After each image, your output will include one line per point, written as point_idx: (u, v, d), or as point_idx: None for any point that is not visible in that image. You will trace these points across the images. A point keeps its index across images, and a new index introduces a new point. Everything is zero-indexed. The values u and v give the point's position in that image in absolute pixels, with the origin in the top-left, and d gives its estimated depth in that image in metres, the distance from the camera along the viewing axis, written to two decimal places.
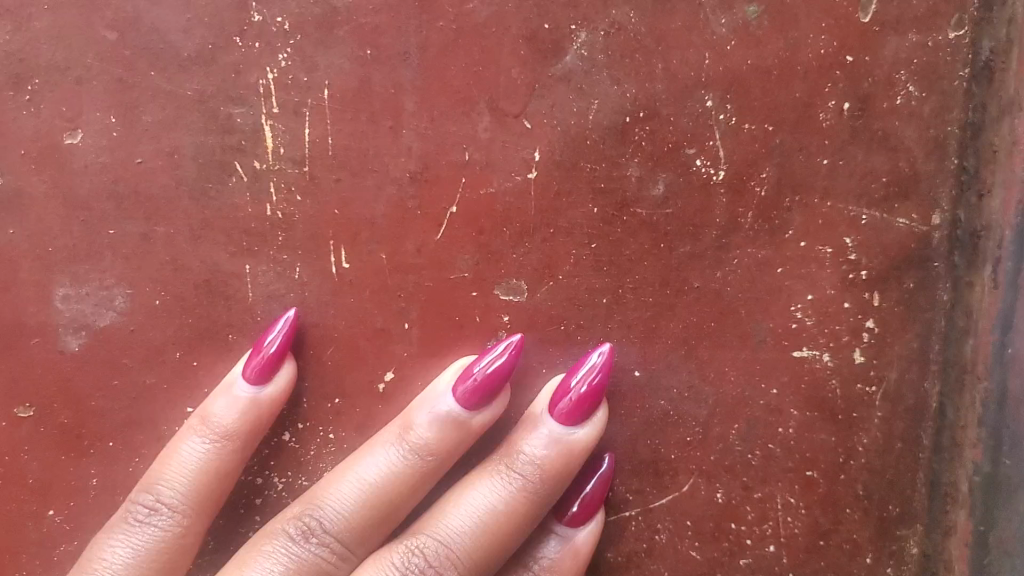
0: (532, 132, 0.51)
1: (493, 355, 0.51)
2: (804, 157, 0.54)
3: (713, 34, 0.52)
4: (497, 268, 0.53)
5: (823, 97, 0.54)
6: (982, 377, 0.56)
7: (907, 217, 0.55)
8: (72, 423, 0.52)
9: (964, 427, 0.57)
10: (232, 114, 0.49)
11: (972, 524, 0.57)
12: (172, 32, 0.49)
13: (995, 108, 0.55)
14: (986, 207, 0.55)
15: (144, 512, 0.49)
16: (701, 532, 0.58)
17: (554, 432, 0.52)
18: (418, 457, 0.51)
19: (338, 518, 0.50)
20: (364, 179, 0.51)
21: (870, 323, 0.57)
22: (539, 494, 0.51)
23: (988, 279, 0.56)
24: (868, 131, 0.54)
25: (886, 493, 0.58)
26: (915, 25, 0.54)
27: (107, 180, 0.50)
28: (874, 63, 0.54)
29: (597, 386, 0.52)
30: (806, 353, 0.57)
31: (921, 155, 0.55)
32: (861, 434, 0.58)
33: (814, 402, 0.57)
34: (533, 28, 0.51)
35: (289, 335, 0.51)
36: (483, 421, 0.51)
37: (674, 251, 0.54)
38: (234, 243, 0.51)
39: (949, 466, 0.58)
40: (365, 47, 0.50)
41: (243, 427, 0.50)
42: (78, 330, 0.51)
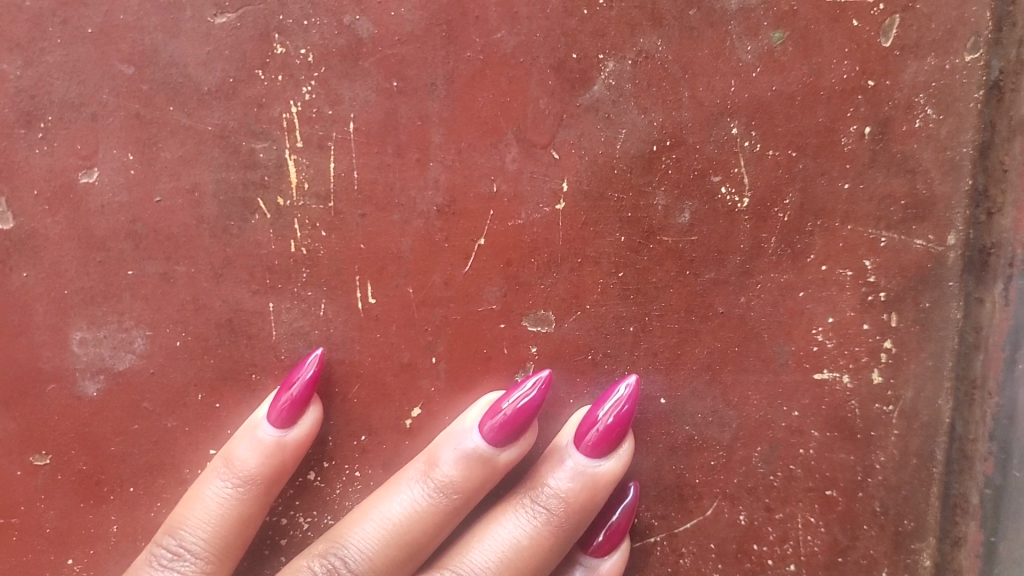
0: (560, 163, 0.51)
1: (520, 393, 0.50)
2: (825, 182, 0.54)
3: (739, 61, 0.52)
4: (525, 299, 0.52)
5: (844, 122, 0.54)
6: (993, 392, 0.56)
7: (924, 238, 0.56)
8: (90, 469, 0.50)
9: (974, 440, 0.58)
10: (255, 149, 0.48)
11: (982, 534, 0.57)
12: (192, 65, 0.47)
13: (1008, 128, 0.55)
14: (995, 224, 0.56)
15: (167, 557, 0.48)
16: (724, 554, 0.58)
17: (579, 464, 0.52)
18: (444, 494, 0.50)
19: (362, 557, 0.49)
20: (391, 213, 0.50)
21: (888, 343, 0.57)
22: (564, 529, 0.51)
23: (999, 295, 0.56)
24: (888, 155, 0.54)
25: (904, 509, 0.58)
26: (934, 49, 0.54)
27: (125, 220, 0.48)
28: (894, 87, 0.54)
29: (623, 418, 0.52)
30: (826, 375, 0.57)
31: (938, 177, 0.55)
32: (878, 452, 0.58)
33: (833, 422, 0.57)
34: (561, 57, 0.50)
35: (317, 374, 0.49)
36: (510, 457, 0.51)
37: (699, 278, 0.54)
38: (257, 280, 0.49)
39: (959, 478, 0.58)
40: (391, 79, 0.48)
41: (268, 470, 0.48)
42: (96, 374, 0.49)
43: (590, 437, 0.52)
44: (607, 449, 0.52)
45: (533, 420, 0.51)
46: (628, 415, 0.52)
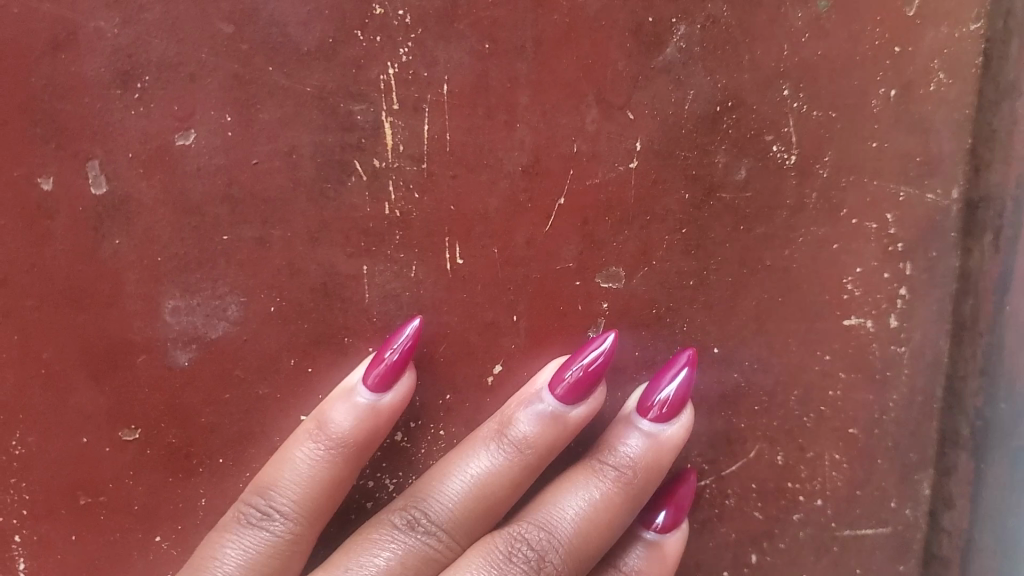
0: (635, 123, 0.53)
1: (590, 351, 0.51)
2: (858, 141, 0.57)
3: (791, 27, 0.55)
4: (599, 256, 0.53)
5: (874, 84, 0.57)
6: (983, 333, 0.59)
7: (933, 192, 0.58)
8: (180, 442, 0.49)
9: (964, 378, 0.60)
10: (353, 111, 0.48)
11: (971, 465, 0.60)
12: (292, 24, 0.46)
13: (995, 89, 0.57)
14: (985, 178, 0.58)
15: (257, 516, 0.47)
16: (763, 493, 0.62)
17: (647, 430, 0.53)
18: (522, 452, 0.51)
19: (445, 510, 0.50)
20: (480, 173, 0.51)
21: (903, 290, 0.59)
22: (634, 490, 0.52)
23: (989, 245, 0.58)
24: (909, 115, 0.57)
25: (913, 444, 0.61)
26: (949, 19, 0.56)
27: (221, 183, 0.47)
28: (915, 54, 0.57)
29: (683, 392, 0.54)
30: (853, 321, 0.60)
31: (946, 135, 0.57)
32: (891, 392, 0.61)
33: (856, 364, 0.60)
34: (639, 21, 0.52)
35: (413, 342, 0.49)
36: (580, 416, 0.52)
37: (752, 232, 0.57)
38: (352, 243, 0.49)
39: (949, 415, 0.61)
40: (484, 41, 0.49)
41: (361, 434, 0.48)
42: (188, 343, 0.48)
43: (651, 409, 0.54)
44: (672, 414, 0.54)
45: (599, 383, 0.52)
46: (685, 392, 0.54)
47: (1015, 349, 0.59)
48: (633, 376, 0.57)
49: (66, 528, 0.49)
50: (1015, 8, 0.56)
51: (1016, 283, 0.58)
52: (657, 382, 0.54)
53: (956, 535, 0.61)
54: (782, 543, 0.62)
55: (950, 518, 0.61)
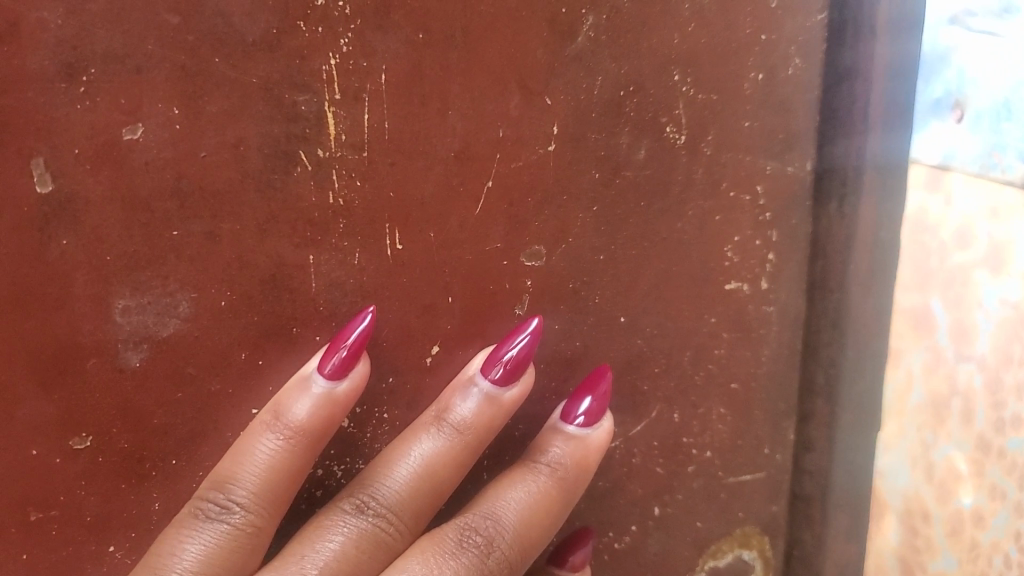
0: (552, 108, 0.55)
1: (520, 337, 0.54)
2: (733, 121, 0.61)
3: (679, 16, 0.58)
4: (524, 235, 0.56)
5: (746, 69, 0.60)
6: (833, 289, 0.63)
7: (794, 165, 0.63)
8: (133, 446, 0.48)
9: (818, 332, 0.65)
10: (297, 101, 0.48)
11: (825, 409, 0.65)
12: (237, 15, 0.46)
13: (836, 73, 0.62)
14: (830, 152, 0.63)
15: (215, 510, 0.47)
16: (663, 450, 0.65)
17: (574, 433, 0.57)
18: (460, 434, 0.52)
19: (392, 495, 0.51)
20: (416, 160, 0.52)
21: (771, 255, 0.64)
22: (568, 485, 0.55)
23: (834, 211, 0.63)
24: (773, 96, 0.61)
25: (781, 394, 0.67)
26: (803, 11, 0.61)
27: (170, 178, 0.46)
28: (777, 40, 0.61)
29: (597, 408, 0.57)
30: (733, 285, 0.64)
31: (800, 115, 0.62)
32: (764, 347, 0.65)
33: (737, 323, 0.64)
34: (554, 12, 0.54)
35: (368, 332, 0.50)
36: (514, 395, 0.54)
37: (651, 206, 0.60)
38: (299, 234, 0.49)
39: (807, 365, 0.66)
40: (418, 31, 0.50)
41: (317, 422, 0.48)
42: (139, 343, 0.47)
43: (579, 411, 0.57)
44: (596, 418, 0.57)
45: (528, 368, 0.55)
46: (601, 406, 0.58)
47: (861, 304, 0.63)
48: (552, 348, 0.60)
49: (17, 548, 0.48)
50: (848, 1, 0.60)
51: (858, 244, 0.62)
52: (581, 388, 0.58)
53: (816, 474, 0.66)
54: (680, 496, 0.66)
55: (811, 460, 0.67)
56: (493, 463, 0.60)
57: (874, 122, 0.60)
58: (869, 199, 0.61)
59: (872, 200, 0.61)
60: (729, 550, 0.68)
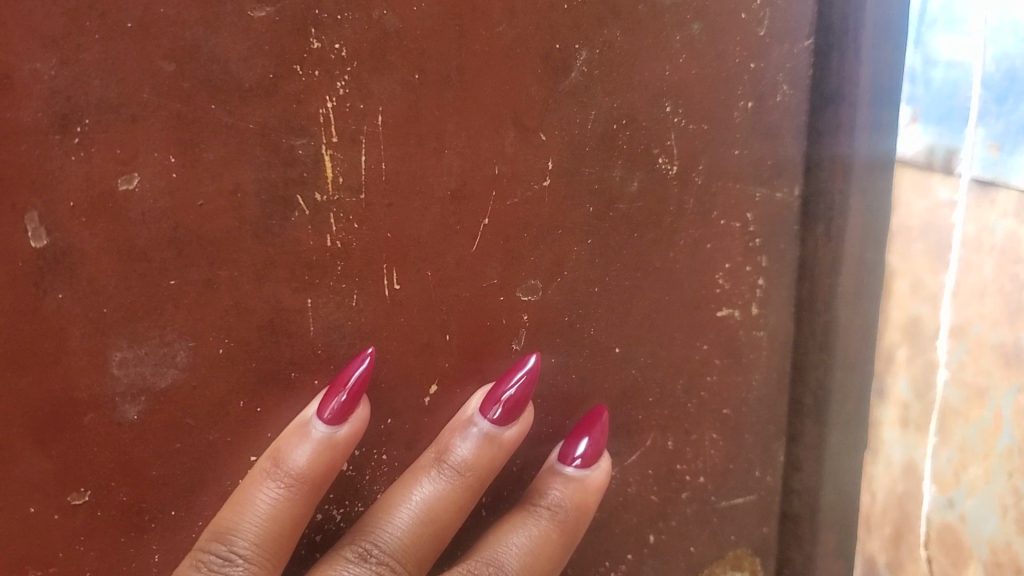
0: (546, 144, 0.55)
1: (517, 374, 0.54)
2: (723, 148, 0.60)
3: (670, 48, 0.57)
4: (519, 271, 0.55)
5: (736, 98, 0.60)
6: (821, 312, 0.63)
7: (783, 190, 0.63)
8: (131, 499, 0.48)
9: (806, 353, 0.65)
10: (294, 145, 0.48)
11: (813, 431, 0.65)
12: (233, 61, 0.45)
13: (821, 97, 0.61)
14: (817, 175, 0.62)
15: (217, 563, 0.46)
16: (659, 478, 0.65)
17: (573, 474, 0.57)
18: (461, 476, 0.53)
19: (396, 541, 0.51)
20: (413, 200, 0.51)
21: (761, 280, 0.64)
22: (568, 528, 0.55)
23: (821, 234, 0.63)
24: (761, 122, 0.61)
25: (772, 418, 0.67)
26: (789, 36, 0.60)
27: (166, 227, 0.46)
28: (765, 68, 0.60)
29: (595, 448, 0.58)
30: (725, 312, 0.63)
31: (788, 141, 0.62)
32: (754, 373, 0.66)
33: (729, 349, 0.64)
34: (547, 48, 0.53)
35: (367, 376, 0.50)
36: (512, 434, 0.54)
37: (643, 237, 0.59)
38: (297, 278, 0.49)
39: (795, 385, 0.66)
40: (414, 71, 0.50)
41: (318, 468, 0.48)
42: (136, 396, 0.47)
43: (578, 449, 0.57)
44: (593, 458, 0.58)
45: (526, 406, 0.55)
46: (598, 445, 0.58)
47: (847, 326, 0.63)
48: (549, 381, 0.59)
49: None
50: (833, 25, 0.60)
51: (845, 266, 0.62)
52: (580, 426, 0.58)
53: (805, 494, 0.66)
54: (674, 522, 0.66)
55: (799, 480, 0.67)
56: (492, 503, 0.60)
57: (858, 149, 0.60)
58: (853, 223, 0.61)
59: (857, 221, 0.61)
60: (722, 573, 0.68)
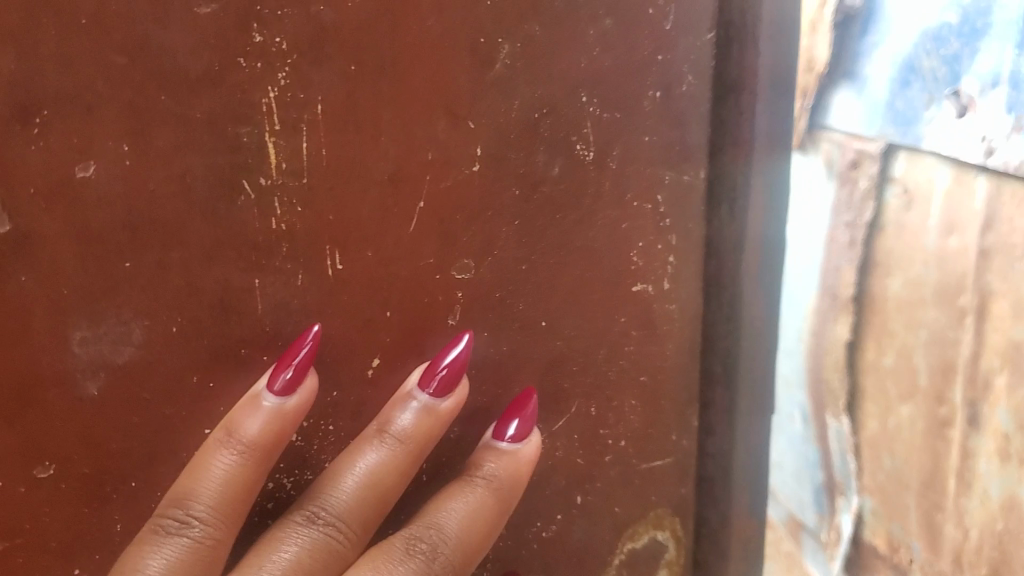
0: (475, 131, 0.57)
1: (453, 349, 0.58)
2: (632, 137, 0.63)
3: (585, 42, 0.59)
4: (453, 250, 0.59)
5: (644, 88, 0.62)
6: (726, 286, 0.69)
7: (690, 173, 0.66)
8: (94, 470, 0.53)
9: (714, 324, 0.71)
10: (239, 133, 0.51)
11: (723, 397, 0.72)
12: (181, 53, 0.48)
13: (723, 86, 0.64)
14: (721, 159, 0.66)
15: (176, 525, 0.50)
16: (584, 442, 0.70)
17: (506, 448, 0.61)
18: (402, 447, 0.56)
19: (342, 505, 0.54)
20: (352, 184, 0.54)
21: (671, 258, 0.68)
22: (503, 495, 0.59)
23: (725, 214, 0.68)
24: (668, 111, 0.63)
25: (685, 385, 0.72)
26: (692, 30, 0.62)
27: (121, 212, 0.49)
28: (671, 61, 0.62)
29: (525, 425, 0.61)
30: (638, 287, 0.67)
31: (693, 129, 0.65)
32: (667, 344, 0.70)
33: (642, 321, 0.68)
34: (474, 42, 0.56)
35: (312, 352, 0.53)
36: (448, 406, 0.58)
37: (565, 218, 0.62)
38: (244, 258, 0.53)
39: (705, 355, 0.72)
40: (350, 62, 0.52)
41: (268, 437, 0.52)
42: (96, 372, 0.51)
43: (510, 426, 0.61)
44: (524, 435, 0.61)
45: (461, 380, 0.58)
46: (527, 422, 0.62)
47: (750, 300, 0.69)
48: (482, 353, 0.63)
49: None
50: (733, 19, 0.63)
51: (748, 246, 0.67)
52: (509, 410, 0.62)
53: (717, 457, 0.74)
54: (599, 483, 0.71)
55: (712, 444, 0.74)
56: (431, 477, 0.64)
57: (758, 134, 0.64)
58: (757, 203, 0.66)
59: (760, 200, 0.66)
60: (644, 531, 0.74)
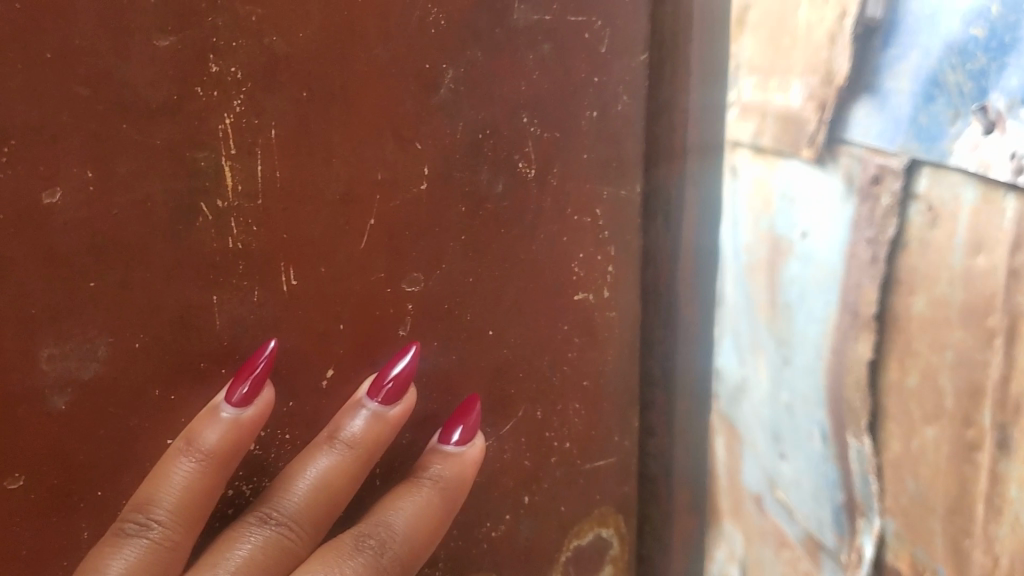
0: (422, 152, 0.61)
1: (400, 360, 0.61)
2: (571, 154, 0.67)
3: (525, 66, 0.63)
4: (403, 265, 0.62)
5: (584, 108, 0.66)
6: (664, 295, 0.74)
7: (627, 188, 0.71)
8: (62, 481, 0.55)
9: (652, 330, 0.76)
10: (197, 158, 0.53)
11: (662, 398, 0.77)
12: (141, 84, 0.51)
13: (656, 105, 0.69)
14: (655, 176, 0.71)
15: (136, 527, 0.53)
16: (531, 445, 0.73)
17: (451, 450, 0.64)
18: (350, 450, 0.59)
19: (293, 506, 0.57)
20: (306, 204, 0.57)
21: (610, 268, 0.72)
22: (448, 494, 0.62)
23: (660, 227, 0.72)
24: (604, 129, 0.68)
25: (624, 387, 0.77)
26: (627, 52, 0.66)
27: (86, 235, 0.52)
28: (608, 82, 0.66)
29: (469, 429, 0.65)
30: (580, 296, 0.71)
31: (629, 147, 0.69)
32: (607, 350, 0.74)
33: (585, 328, 0.73)
34: (419, 68, 0.59)
35: (269, 366, 0.57)
36: (396, 413, 0.61)
37: (509, 232, 0.66)
38: (202, 276, 0.55)
39: (645, 360, 0.77)
40: (302, 89, 0.55)
41: (225, 444, 0.55)
42: (63, 388, 0.53)
43: (455, 430, 0.65)
44: (468, 438, 0.65)
45: (409, 388, 0.62)
46: (471, 427, 0.65)
47: (685, 305, 0.74)
48: (432, 362, 0.66)
49: None
50: (665, 41, 0.67)
51: (682, 255, 0.73)
52: (455, 416, 0.66)
53: (659, 456, 0.79)
54: (545, 484, 0.75)
55: (654, 444, 0.79)
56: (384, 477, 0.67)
57: (690, 147, 0.70)
58: (688, 215, 0.72)
59: (692, 214, 0.72)
60: (590, 528, 0.79)
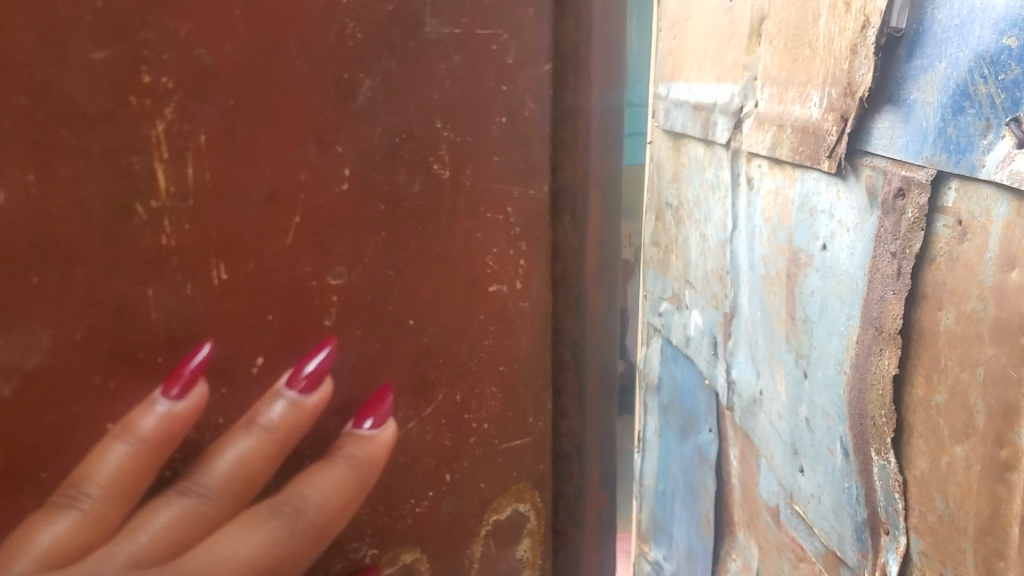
0: (342, 154, 0.66)
1: (316, 356, 0.68)
2: (483, 156, 0.73)
3: (437, 74, 0.68)
4: (327, 260, 0.67)
5: (492, 113, 0.72)
6: (574, 285, 0.80)
7: (536, 187, 0.76)
8: (8, 465, 0.58)
9: (563, 318, 0.81)
10: (132, 161, 0.58)
11: (574, 381, 0.83)
12: (78, 93, 0.55)
13: (562, 109, 0.75)
14: (561, 176, 0.77)
15: (67, 499, 0.57)
16: (451, 427, 0.78)
17: (362, 432, 0.69)
18: (267, 432, 0.64)
19: (210, 480, 0.62)
20: (233, 203, 0.62)
21: (522, 261, 0.78)
22: (358, 470, 0.68)
23: (567, 222, 0.78)
24: (514, 133, 0.73)
25: (539, 372, 0.82)
26: (533, 62, 0.72)
27: (28, 234, 0.55)
28: (517, 90, 0.72)
29: (381, 415, 0.71)
30: (494, 288, 0.77)
31: (536, 148, 0.75)
32: (521, 337, 0.80)
33: (500, 317, 0.78)
34: (337, 77, 0.64)
35: (200, 366, 0.63)
36: (312, 402, 0.67)
37: (426, 228, 0.71)
38: (138, 272, 0.60)
39: (556, 347, 0.82)
40: (229, 98, 0.60)
41: (157, 433, 0.61)
42: (8, 376, 0.57)
43: (366, 418, 0.70)
44: (380, 423, 0.71)
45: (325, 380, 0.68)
46: (381, 415, 0.71)
47: (592, 292, 0.80)
48: (357, 350, 0.71)
49: None
50: (567, 52, 0.73)
51: (589, 246, 0.79)
52: (366, 407, 0.71)
53: (572, 435, 0.85)
54: (466, 463, 0.80)
55: (567, 424, 0.84)
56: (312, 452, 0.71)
57: (593, 145, 0.76)
58: (593, 210, 0.78)
59: (597, 207, 0.78)
60: (508, 504, 0.84)
